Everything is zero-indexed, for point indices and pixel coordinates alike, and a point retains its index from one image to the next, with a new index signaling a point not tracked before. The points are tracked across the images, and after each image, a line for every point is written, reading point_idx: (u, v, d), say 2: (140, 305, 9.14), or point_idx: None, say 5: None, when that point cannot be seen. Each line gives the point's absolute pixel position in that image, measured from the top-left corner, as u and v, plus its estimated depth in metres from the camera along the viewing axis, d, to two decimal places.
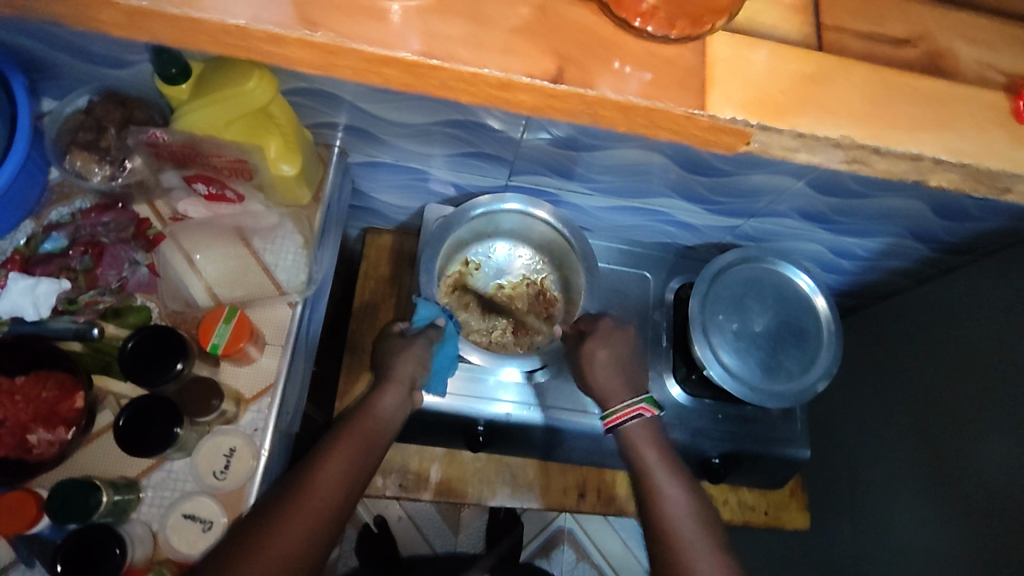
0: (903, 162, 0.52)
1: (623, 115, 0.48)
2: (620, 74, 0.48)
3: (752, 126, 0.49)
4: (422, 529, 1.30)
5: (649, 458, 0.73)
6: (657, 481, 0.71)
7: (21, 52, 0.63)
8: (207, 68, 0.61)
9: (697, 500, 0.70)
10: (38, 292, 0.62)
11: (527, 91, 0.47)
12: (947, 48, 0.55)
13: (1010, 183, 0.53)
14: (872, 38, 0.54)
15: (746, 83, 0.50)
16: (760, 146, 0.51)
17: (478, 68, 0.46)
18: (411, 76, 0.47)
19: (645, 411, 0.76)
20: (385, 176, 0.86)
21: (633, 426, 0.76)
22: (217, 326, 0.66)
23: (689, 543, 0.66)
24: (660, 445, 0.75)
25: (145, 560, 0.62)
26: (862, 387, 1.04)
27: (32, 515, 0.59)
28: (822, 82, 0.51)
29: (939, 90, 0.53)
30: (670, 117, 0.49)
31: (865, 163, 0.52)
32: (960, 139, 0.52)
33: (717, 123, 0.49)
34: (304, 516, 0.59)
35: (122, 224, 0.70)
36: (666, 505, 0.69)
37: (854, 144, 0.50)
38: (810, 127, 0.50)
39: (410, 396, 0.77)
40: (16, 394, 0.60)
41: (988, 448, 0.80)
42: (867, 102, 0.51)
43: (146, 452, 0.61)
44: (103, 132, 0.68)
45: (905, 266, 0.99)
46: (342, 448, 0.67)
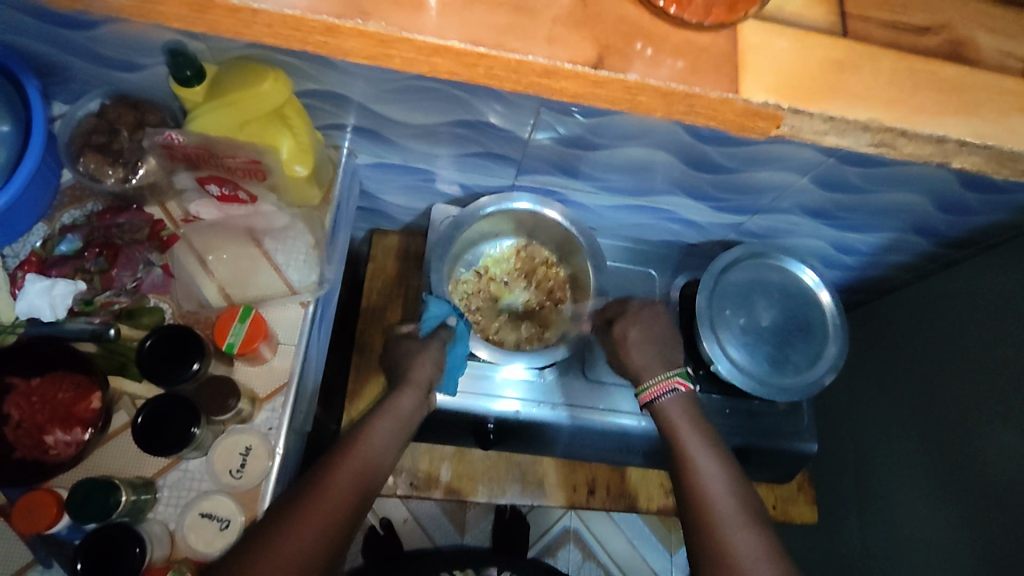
0: (928, 145, 0.53)
1: (663, 101, 0.50)
2: (640, 55, 0.49)
3: (784, 109, 0.51)
4: (428, 531, 1.29)
5: (682, 429, 0.74)
6: (689, 449, 0.72)
7: (34, 56, 0.63)
8: (222, 69, 0.62)
9: (730, 467, 0.70)
10: (55, 292, 0.64)
11: (571, 78, 0.48)
12: (968, 36, 0.56)
13: None
14: (896, 27, 0.55)
15: (777, 71, 0.52)
16: (792, 130, 0.52)
17: (524, 55, 0.47)
18: (459, 65, 0.49)
19: (679, 384, 0.78)
20: (393, 177, 0.87)
21: (667, 401, 0.78)
22: (233, 325, 0.67)
23: (719, 503, 0.66)
24: (695, 419, 0.76)
25: (164, 559, 0.63)
26: (866, 383, 1.05)
27: (52, 514, 0.59)
28: (848, 70, 0.53)
29: (961, 76, 0.55)
30: (707, 103, 0.50)
31: (892, 146, 0.54)
32: (984, 124, 0.54)
33: (751, 107, 0.51)
34: (323, 516, 0.59)
35: (137, 225, 0.70)
36: (696, 471, 0.69)
37: (881, 126, 0.52)
38: (841, 111, 0.52)
39: (426, 398, 0.78)
40: (34, 396, 0.62)
41: (994, 439, 0.81)
42: (891, 88, 0.53)
43: (160, 451, 0.61)
44: (116, 134, 0.68)
45: (908, 261, 1.00)
46: (359, 449, 0.67)
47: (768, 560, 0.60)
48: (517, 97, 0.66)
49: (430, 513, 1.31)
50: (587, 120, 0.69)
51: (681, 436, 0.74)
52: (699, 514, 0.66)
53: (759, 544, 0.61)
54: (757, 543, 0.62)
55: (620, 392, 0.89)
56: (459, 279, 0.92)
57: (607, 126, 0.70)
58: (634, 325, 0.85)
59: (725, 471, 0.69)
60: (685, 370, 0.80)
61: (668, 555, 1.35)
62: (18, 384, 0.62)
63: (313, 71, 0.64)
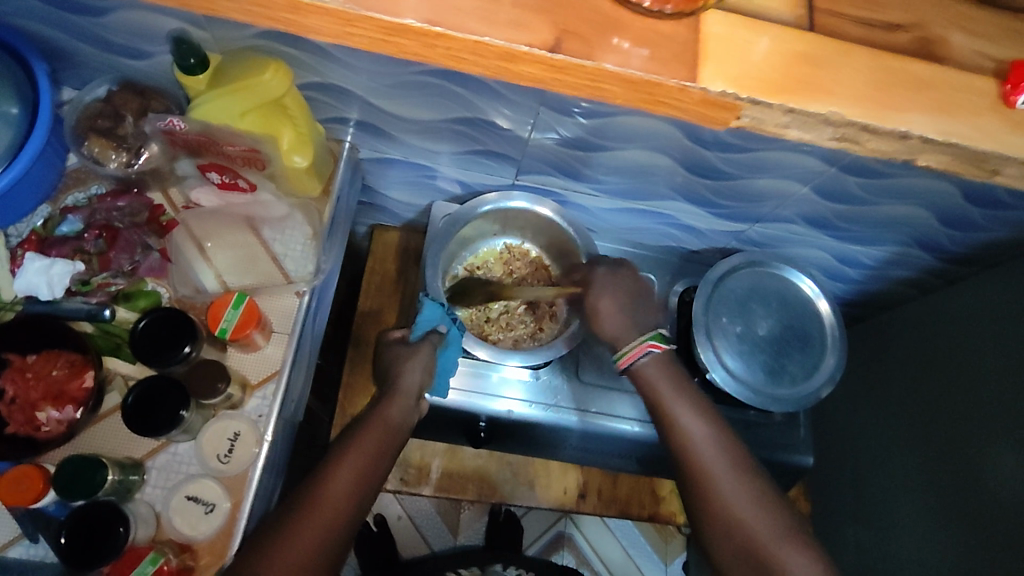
0: (891, 140, 0.54)
1: (624, 88, 0.51)
2: (621, 50, 0.50)
3: (742, 99, 0.51)
4: (422, 530, 1.30)
5: (666, 394, 0.73)
6: (674, 415, 0.71)
7: (43, 40, 0.64)
8: (225, 60, 0.64)
9: (717, 427, 0.71)
10: (52, 272, 0.65)
11: (528, 61, 0.50)
12: (941, 36, 0.56)
13: (999, 166, 0.56)
14: (871, 25, 0.56)
15: (741, 62, 0.52)
16: (754, 121, 0.53)
17: (481, 36, 0.49)
18: (416, 43, 0.50)
19: (652, 347, 0.75)
20: (396, 172, 0.88)
21: (646, 364, 0.75)
22: (226, 311, 0.68)
23: (713, 464, 0.68)
24: (677, 381, 0.74)
25: (148, 540, 0.63)
26: (867, 397, 1.04)
27: (38, 489, 0.60)
28: (819, 65, 0.53)
29: (931, 73, 0.55)
30: (665, 90, 0.51)
31: (855, 141, 0.55)
32: (954, 123, 0.54)
33: (708, 96, 0.51)
34: (317, 523, 0.62)
35: (136, 209, 0.72)
36: (691, 443, 0.70)
37: (842, 120, 0.52)
38: (803, 105, 0.52)
39: (417, 406, 0.78)
40: (28, 372, 0.63)
41: (996, 462, 0.80)
42: (866, 86, 0.53)
43: (152, 434, 0.62)
44: (120, 120, 0.69)
45: (910, 276, 0.99)
46: (354, 455, 0.69)
47: (775, 523, 0.65)
48: (516, 96, 0.66)
49: (425, 512, 1.31)
50: (588, 122, 0.69)
51: (664, 402, 0.72)
52: (702, 489, 0.67)
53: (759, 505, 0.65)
54: (756, 503, 0.66)
55: (615, 396, 0.88)
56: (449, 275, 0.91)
57: (609, 128, 0.70)
58: (603, 295, 0.79)
59: (713, 432, 0.70)
60: (658, 333, 0.76)
61: (663, 566, 1.34)
62: (15, 359, 0.63)
63: (314, 63, 0.65)
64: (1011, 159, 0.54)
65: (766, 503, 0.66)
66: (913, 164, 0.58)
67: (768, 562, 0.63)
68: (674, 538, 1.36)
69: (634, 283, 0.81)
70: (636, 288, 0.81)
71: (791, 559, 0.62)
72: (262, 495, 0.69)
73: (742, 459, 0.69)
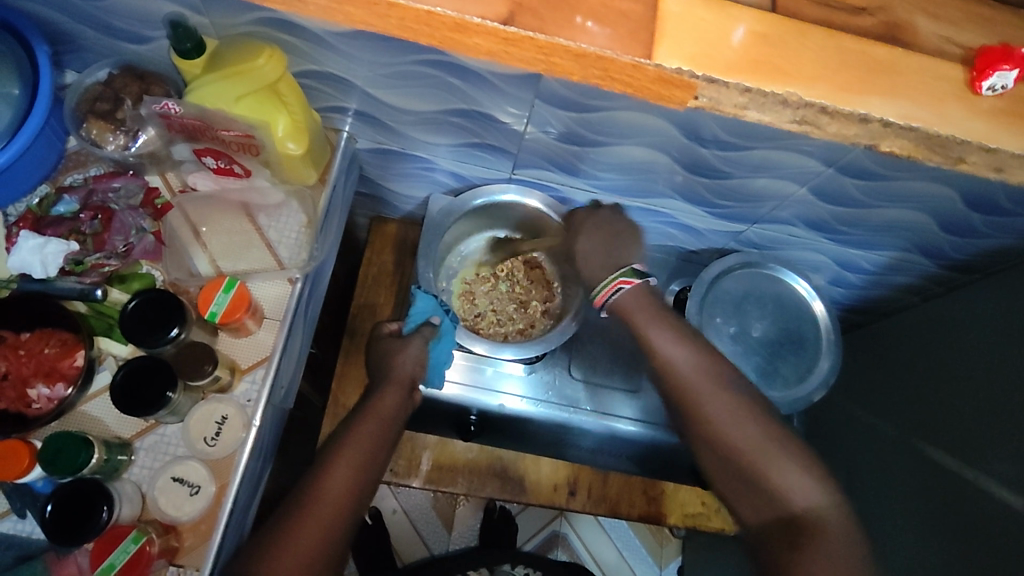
0: (853, 124, 0.54)
1: (576, 63, 0.52)
2: (583, 29, 0.51)
3: (698, 78, 0.52)
4: (416, 524, 1.30)
5: (645, 326, 0.70)
6: (658, 346, 0.69)
7: (47, 24, 0.66)
8: (222, 45, 0.65)
9: (700, 352, 0.69)
10: (47, 250, 0.65)
11: (480, 33, 0.51)
12: (908, 21, 0.57)
13: (961, 152, 0.56)
14: (832, 7, 0.56)
15: (700, 41, 0.52)
16: (710, 101, 0.54)
17: (433, 7, 0.50)
18: (370, 12, 0.51)
19: (624, 283, 0.72)
20: (394, 165, 0.88)
21: (622, 299, 0.72)
22: (216, 295, 0.68)
23: (700, 392, 0.66)
24: (655, 310, 0.71)
25: (132, 519, 0.64)
26: (867, 405, 1.02)
27: (24, 465, 0.60)
28: (777, 43, 0.53)
29: (898, 58, 0.55)
30: (620, 67, 0.52)
31: (816, 124, 0.55)
32: (915, 107, 0.54)
33: (662, 73, 0.52)
34: (318, 519, 0.62)
35: (132, 191, 0.72)
36: (682, 373, 0.67)
37: (800, 101, 0.53)
38: (759, 84, 0.52)
39: (411, 396, 0.78)
40: (21, 349, 0.64)
41: (993, 469, 0.78)
42: (828, 68, 0.53)
43: (140, 411, 0.63)
44: (119, 103, 0.70)
45: (910, 283, 0.98)
46: (351, 450, 0.68)
47: (771, 447, 0.63)
48: (508, 86, 0.66)
49: (421, 507, 1.31)
50: (583, 116, 0.69)
51: (644, 332, 0.70)
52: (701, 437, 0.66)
53: (752, 429, 0.64)
54: (748, 424, 0.64)
55: (607, 394, 0.88)
56: (443, 270, 0.92)
57: (606, 122, 0.69)
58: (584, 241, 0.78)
59: (697, 357, 0.68)
60: (630, 269, 0.73)
61: (657, 568, 1.33)
62: (8, 337, 0.64)
63: (310, 51, 0.66)
64: (973, 145, 0.54)
65: (755, 424, 0.65)
66: (876, 150, 0.58)
67: (765, 484, 0.62)
68: (669, 541, 1.36)
69: (618, 222, 0.79)
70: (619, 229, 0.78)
71: (786, 477, 0.62)
72: (250, 481, 0.69)
73: (728, 382, 0.67)
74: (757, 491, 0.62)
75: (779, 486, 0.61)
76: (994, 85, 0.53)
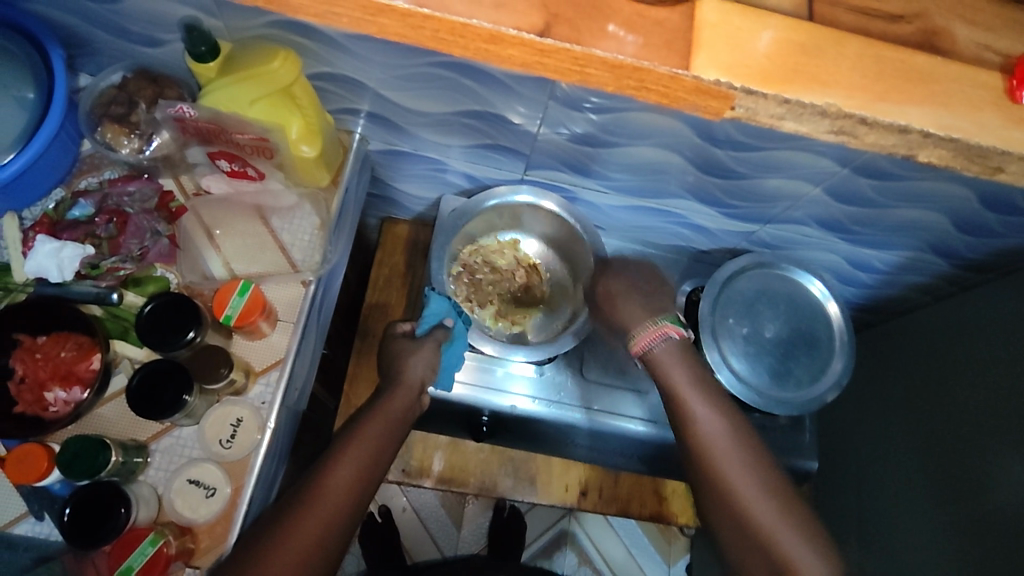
0: (891, 134, 0.53)
1: (611, 74, 0.52)
2: (614, 37, 0.51)
3: (736, 89, 0.51)
4: (425, 524, 1.30)
5: (678, 380, 0.73)
6: (688, 403, 0.72)
7: (64, 28, 0.66)
8: (236, 49, 0.65)
9: (730, 415, 0.71)
10: (63, 255, 0.65)
11: (516, 44, 0.50)
12: (944, 27, 0.56)
13: (1001, 162, 0.55)
14: (855, 8, 0.56)
15: (734, 49, 0.52)
16: (747, 111, 0.53)
17: (468, 18, 0.50)
18: (404, 26, 0.51)
19: (673, 332, 0.75)
20: (405, 166, 0.88)
21: (660, 349, 0.75)
22: (231, 298, 0.68)
23: (724, 451, 0.68)
24: (691, 366, 0.75)
25: (149, 521, 0.64)
26: (877, 405, 1.02)
27: (41, 469, 0.61)
28: (813, 53, 0.53)
29: (932, 65, 0.54)
30: (657, 78, 0.52)
31: (853, 134, 0.54)
32: (953, 116, 0.53)
33: (701, 83, 0.51)
34: (323, 511, 0.63)
35: (146, 194, 0.72)
36: (706, 433, 0.70)
37: (839, 111, 0.52)
38: (796, 95, 0.52)
39: (419, 399, 0.78)
40: (38, 352, 0.64)
41: (1005, 472, 0.78)
42: (855, 72, 0.53)
43: (156, 415, 0.63)
44: (134, 106, 0.69)
45: (924, 283, 0.97)
46: (355, 449, 0.69)
47: (785, 515, 0.65)
48: (526, 89, 0.66)
49: (430, 506, 1.32)
50: (598, 117, 0.69)
51: (677, 388, 0.73)
52: (722, 494, 0.67)
53: (764, 494, 0.66)
54: (765, 494, 0.66)
55: (620, 396, 0.88)
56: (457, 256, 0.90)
57: (620, 124, 0.69)
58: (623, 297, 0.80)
59: (726, 420, 0.71)
60: (675, 317, 0.77)
61: (666, 567, 1.33)
62: (24, 340, 0.64)
63: (326, 54, 0.65)
64: (1013, 155, 0.54)
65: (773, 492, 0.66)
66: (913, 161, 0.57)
67: (775, 553, 0.63)
68: (677, 539, 1.35)
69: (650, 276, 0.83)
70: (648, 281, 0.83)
71: (799, 553, 0.62)
72: (263, 483, 0.70)
73: (748, 443, 0.70)
74: (761, 554, 0.63)
75: (790, 562, 0.62)
76: None
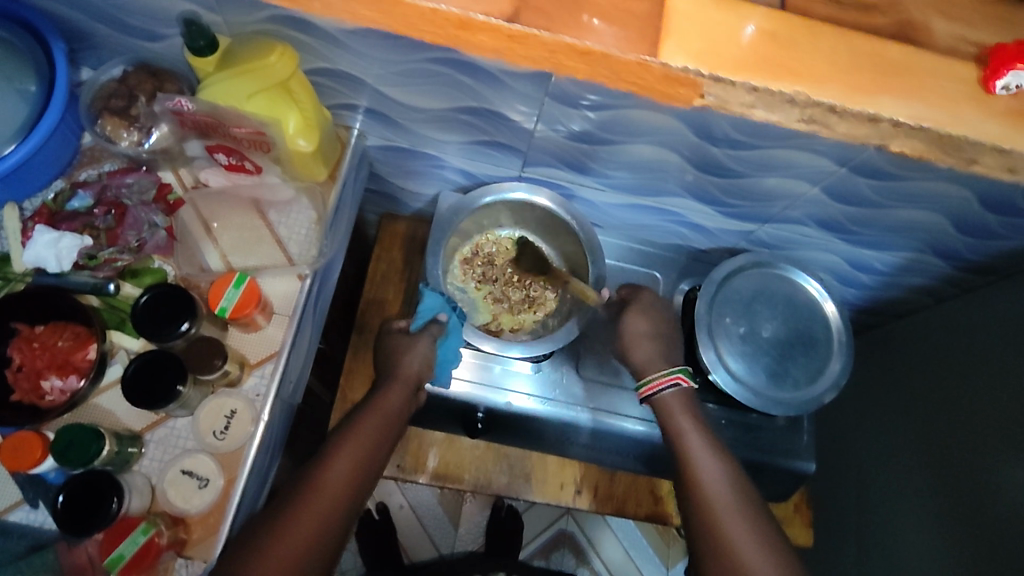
0: (862, 125, 0.55)
1: (583, 62, 0.53)
2: (590, 27, 0.53)
3: (702, 77, 0.53)
4: (423, 521, 1.30)
5: (683, 425, 0.74)
6: (692, 449, 0.72)
7: (65, 22, 0.67)
8: (235, 43, 0.65)
9: (730, 466, 0.71)
10: (61, 245, 0.66)
11: (485, 30, 0.53)
12: (924, 22, 0.58)
13: (972, 153, 0.56)
14: (837, 5, 0.57)
15: (706, 38, 0.54)
16: (715, 99, 0.55)
17: (437, 4, 0.52)
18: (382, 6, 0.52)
19: (680, 380, 0.77)
20: (401, 161, 0.88)
21: (667, 395, 0.77)
22: (227, 290, 0.68)
23: (720, 498, 0.68)
24: (695, 417, 0.76)
25: (142, 510, 0.65)
26: (877, 408, 1.02)
27: (36, 457, 0.61)
28: (784, 44, 0.55)
29: (907, 58, 0.56)
30: (627, 65, 0.53)
31: (825, 124, 0.56)
32: (926, 109, 0.55)
33: (668, 71, 0.53)
34: (320, 505, 0.63)
35: (144, 186, 0.73)
36: (703, 476, 0.70)
37: (807, 100, 0.54)
38: (764, 83, 0.53)
39: (416, 396, 0.79)
40: (34, 342, 0.65)
41: (1006, 479, 0.77)
42: (827, 62, 0.55)
43: (149, 405, 0.63)
44: (134, 100, 0.70)
45: (926, 285, 0.96)
46: (352, 445, 0.69)
47: (771, 558, 0.63)
48: (520, 85, 0.66)
49: (427, 504, 1.32)
50: (595, 115, 0.69)
51: (682, 435, 0.74)
52: (711, 529, 0.66)
53: (755, 537, 0.65)
54: (757, 540, 0.64)
55: (615, 393, 0.88)
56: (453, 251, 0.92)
57: (616, 122, 0.69)
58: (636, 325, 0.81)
59: (726, 470, 0.71)
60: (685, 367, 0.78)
61: (664, 569, 1.32)
62: (22, 329, 0.65)
63: (322, 49, 0.66)
64: (986, 146, 0.55)
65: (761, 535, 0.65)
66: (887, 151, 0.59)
67: None
68: (675, 542, 1.34)
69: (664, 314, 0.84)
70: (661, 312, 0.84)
71: None
72: (258, 475, 0.70)
73: (743, 489, 0.69)
74: None
75: None
76: (1007, 84, 0.54)
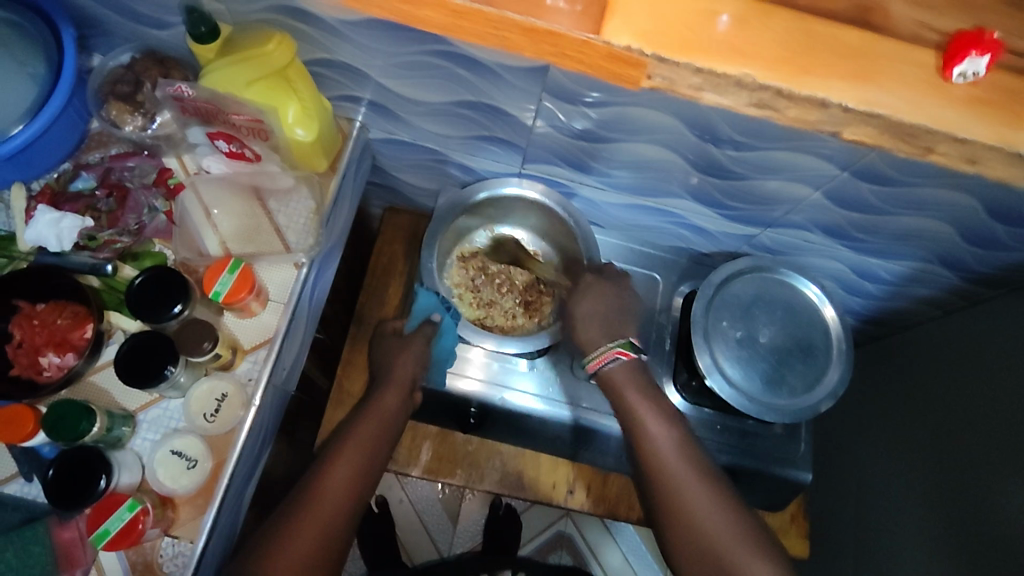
0: (813, 109, 0.56)
1: (528, 39, 0.56)
2: (553, 9, 0.55)
3: (647, 55, 0.55)
4: (421, 516, 1.31)
5: (631, 399, 0.73)
6: (642, 419, 0.72)
7: (74, 7, 0.69)
8: (235, 31, 0.67)
9: (682, 434, 0.71)
10: (62, 225, 0.67)
11: (429, 6, 0.56)
12: (882, 6, 0.58)
13: (930, 142, 0.57)
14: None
15: (652, 18, 0.56)
16: (665, 80, 0.56)
17: None
18: None
19: (619, 355, 0.75)
20: (404, 155, 0.89)
21: (612, 370, 0.75)
22: (220, 275, 0.69)
23: (678, 475, 0.68)
24: (639, 387, 0.74)
25: (131, 487, 0.65)
26: (878, 420, 1.00)
27: (27, 431, 0.63)
28: (738, 25, 0.56)
29: (867, 43, 0.57)
30: (572, 44, 0.55)
31: (773, 108, 0.57)
32: (885, 95, 0.56)
33: (613, 50, 0.55)
34: (323, 506, 0.64)
35: (145, 170, 0.75)
36: (657, 453, 0.70)
37: (755, 83, 0.55)
38: (711, 65, 0.55)
39: (411, 395, 0.82)
40: (35, 318, 0.66)
41: (1002, 499, 0.75)
42: (784, 48, 0.56)
43: (141, 383, 0.65)
44: (139, 86, 0.73)
45: (932, 295, 0.94)
46: (352, 448, 0.70)
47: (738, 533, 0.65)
48: (521, 82, 0.66)
49: (426, 499, 1.32)
50: (597, 113, 0.69)
51: (633, 408, 0.73)
52: (682, 518, 0.66)
53: (721, 512, 0.66)
54: (729, 522, 0.65)
55: None
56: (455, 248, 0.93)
57: (620, 121, 0.69)
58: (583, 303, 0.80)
59: (680, 444, 0.70)
60: (627, 340, 0.76)
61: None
62: (23, 306, 0.66)
63: (324, 40, 0.67)
64: (942, 135, 0.56)
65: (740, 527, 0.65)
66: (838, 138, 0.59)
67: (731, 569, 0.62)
68: None
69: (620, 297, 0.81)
70: (619, 302, 0.81)
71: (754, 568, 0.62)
72: (248, 460, 0.71)
73: (718, 487, 0.68)
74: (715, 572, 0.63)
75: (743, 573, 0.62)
76: (964, 71, 0.55)
